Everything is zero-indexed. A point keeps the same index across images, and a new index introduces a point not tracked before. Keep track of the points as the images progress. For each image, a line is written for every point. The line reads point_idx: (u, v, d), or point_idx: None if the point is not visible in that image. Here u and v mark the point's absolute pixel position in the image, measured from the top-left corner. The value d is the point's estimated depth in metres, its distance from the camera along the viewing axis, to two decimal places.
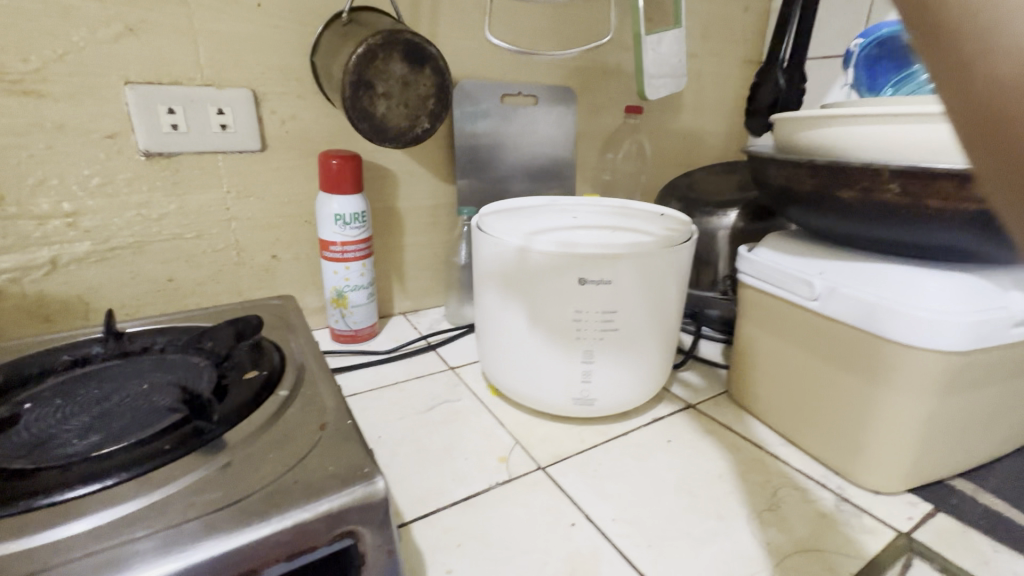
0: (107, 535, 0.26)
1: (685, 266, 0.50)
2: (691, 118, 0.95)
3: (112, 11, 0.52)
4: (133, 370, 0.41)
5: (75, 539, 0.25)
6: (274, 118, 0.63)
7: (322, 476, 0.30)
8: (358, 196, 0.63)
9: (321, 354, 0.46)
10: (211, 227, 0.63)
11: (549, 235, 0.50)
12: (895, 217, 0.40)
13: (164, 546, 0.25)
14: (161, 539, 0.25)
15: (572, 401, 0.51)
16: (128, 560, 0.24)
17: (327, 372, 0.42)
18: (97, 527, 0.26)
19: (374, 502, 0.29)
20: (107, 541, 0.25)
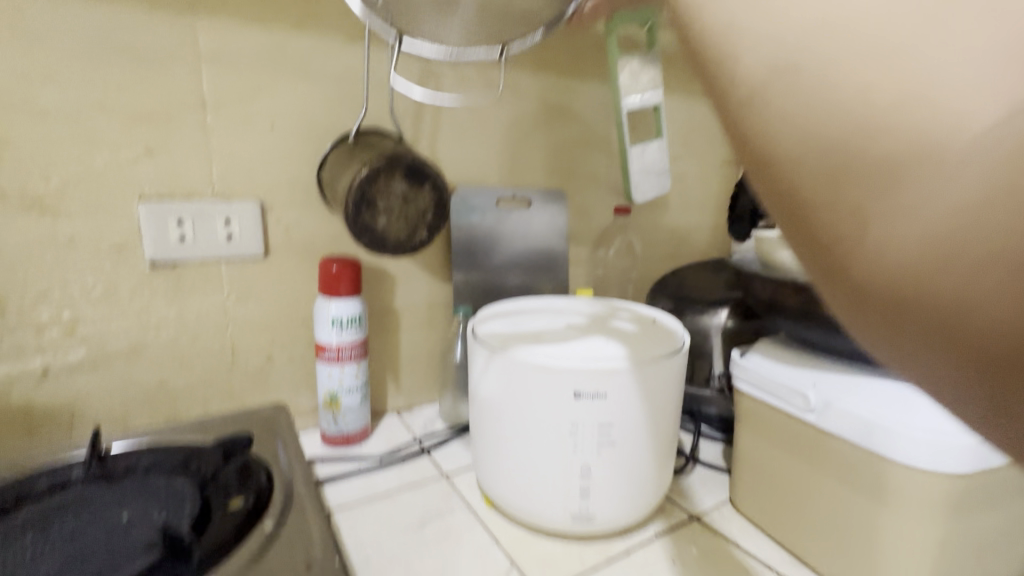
0: None
1: (681, 378, 0.50)
2: (678, 215, 1.00)
3: (135, 136, 0.56)
4: (112, 498, 0.39)
5: None
6: (279, 225, 0.66)
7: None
8: (355, 299, 0.65)
9: (311, 474, 0.45)
10: (208, 332, 0.63)
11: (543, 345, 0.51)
12: None
13: None
14: None
15: (570, 519, 0.49)
16: None
17: (315, 498, 0.41)
18: None
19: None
20: None
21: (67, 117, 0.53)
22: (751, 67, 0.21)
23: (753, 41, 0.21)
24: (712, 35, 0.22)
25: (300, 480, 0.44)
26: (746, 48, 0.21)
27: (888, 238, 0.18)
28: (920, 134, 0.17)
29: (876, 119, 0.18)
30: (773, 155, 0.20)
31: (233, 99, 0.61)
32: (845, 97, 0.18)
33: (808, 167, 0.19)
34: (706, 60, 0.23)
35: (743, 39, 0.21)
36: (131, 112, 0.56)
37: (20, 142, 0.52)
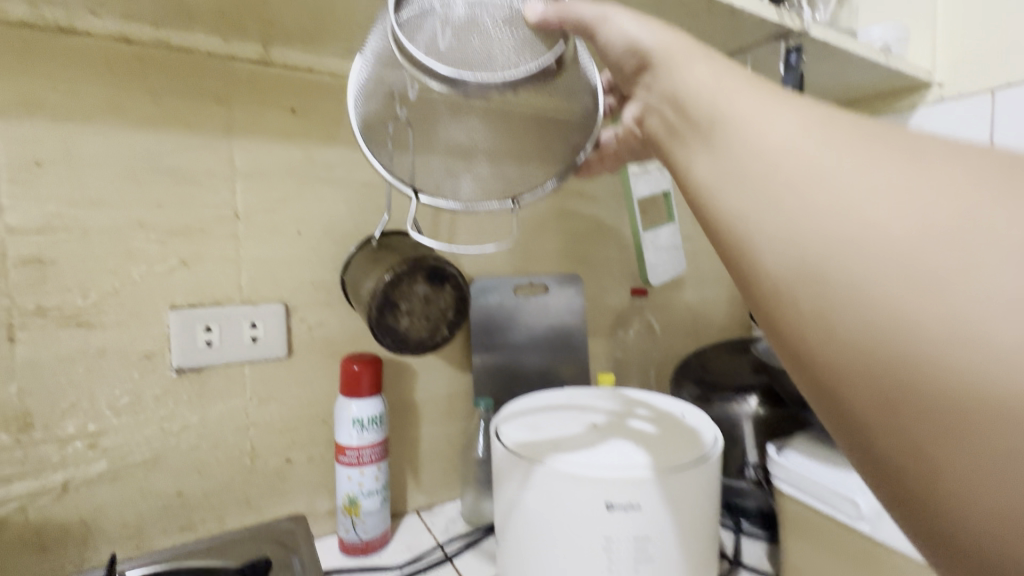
0: None
1: (716, 481, 0.48)
2: (695, 293, 1.00)
3: (170, 248, 0.59)
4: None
5: None
6: (302, 325, 0.67)
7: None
8: (376, 397, 0.64)
9: None
10: (228, 436, 0.63)
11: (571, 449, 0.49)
12: None
13: None
14: None
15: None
16: None
17: None
18: None
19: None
20: None
21: (108, 235, 0.56)
22: (786, 282, 0.23)
23: (775, 248, 0.24)
24: (739, 236, 0.25)
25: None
26: (770, 251, 0.24)
27: (944, 472, 0.20)
28: (962, 383, 0.19)
29: (920, 360, 0.20)
30: (820, 368, 0.23)
31: (263, 209, 0.64)
32: (878, 325, 0.21)
33: (857, 390, 0.22)
34: (726, 244, 0.26)
35: (764, 242, 0.24)
36: (168, 227, 0.59)
37: (63, 262, 0.54)
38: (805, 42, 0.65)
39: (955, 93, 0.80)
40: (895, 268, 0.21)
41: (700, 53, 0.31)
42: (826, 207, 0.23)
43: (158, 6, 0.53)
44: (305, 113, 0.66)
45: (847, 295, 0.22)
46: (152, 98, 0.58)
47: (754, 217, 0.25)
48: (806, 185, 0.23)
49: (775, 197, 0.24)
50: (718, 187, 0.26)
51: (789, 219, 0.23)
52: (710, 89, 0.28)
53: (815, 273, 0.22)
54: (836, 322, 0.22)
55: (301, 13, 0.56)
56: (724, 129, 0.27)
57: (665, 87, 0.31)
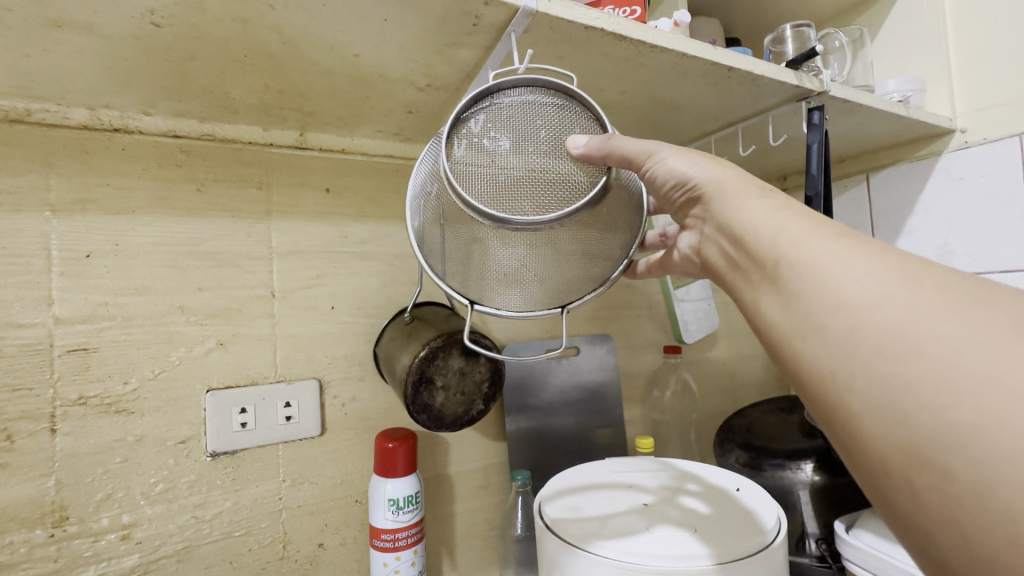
0: None
1: (783, 567, 0.45)
2: (728, 347, 0.98)
3: (209, 330, 0.60)
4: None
5: None
6: (335, 401, 0.66)
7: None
8: (411, 476, 0.62)
9: None
10: (261, 521, 0.61)
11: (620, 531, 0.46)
12: None
13: None
14: None
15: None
16: None
17: None
18: None
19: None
20: None
21: (149, 321, 0.57)
22: (888, 441, 0.26)
23: (874, 412, 0.26)
24: (833, 385, 0.28)
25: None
26: (866, 411, 0.27)
27: None
28: None
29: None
30: (940, 525, 0.25)
31: (298, 286, 0.65)
32: (987, 500, 0.23)
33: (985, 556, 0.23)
34: (818, 391, 0.29)
35: (861, 401, 0.27)
36: (207, 310, 0.60)
37: (106, 350, 0.55)
38: (824, 101, 0.66)
39: (980, 138, 0.80)
40: (1000, 447, 0.22)
41: (755, 193, 0.37)
42: (923, 378, 0.25)
43: (205, 105, 0.56)
44: (338, 192, 0.69)
45: (952, 465, 0.24)
46: (196, 187, 0.60)
47: (849, 373, 0.27)
48: (897, 352, 0.26)
49: (867, 359, 0.27)
50: (802, 332, 0.30)
51: (883, 383, 0.26)
52: (770, 231, 0.33)
53: (919, 442, 0.25)
54: (945, 490, 0.24)
55: (338, 103, 0.59)
56: (798, 274, 0.31)
57: (720, 222, 0.38)
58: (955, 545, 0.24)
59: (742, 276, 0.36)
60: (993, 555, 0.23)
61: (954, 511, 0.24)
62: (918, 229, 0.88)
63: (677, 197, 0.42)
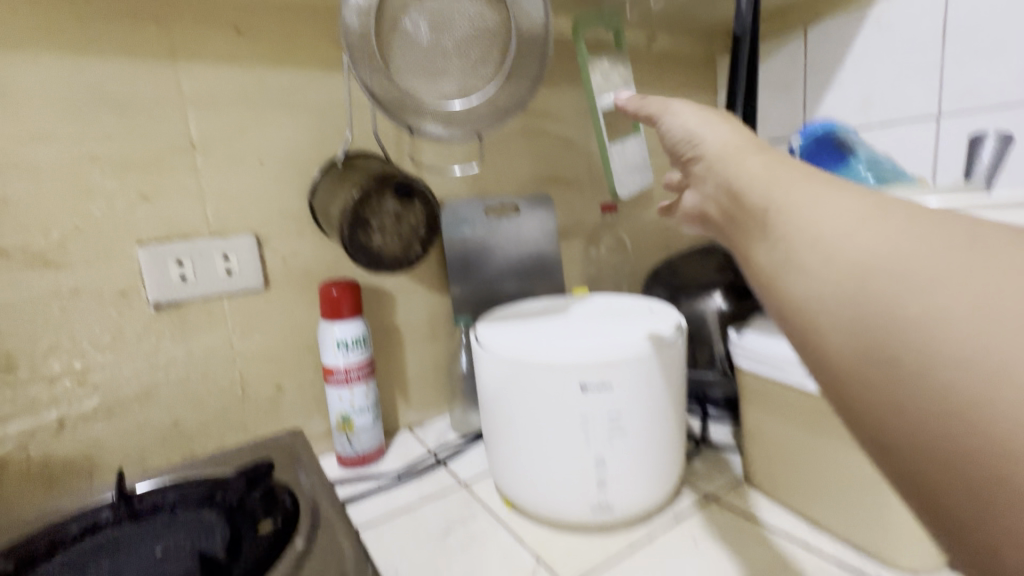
0: None
1: (680, 360, 0.52)
2: (663, 207, 1.03)
3: (128, 183, 0.58)
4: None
5: None
6: (276, 256, 0.67)
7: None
8: (357, 319, 0.67)
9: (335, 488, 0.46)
10: (217, 367, 0.64)
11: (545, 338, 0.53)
12: None
13: None
14: None
15: (590, 511, 0.50)
16: None
17: (342, 512, 0.41)
18: None
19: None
20: None
21: (60, 171, 0.54)
22: (850, 355, 0.25)
23: (839, 328, 0.25)
24: (804, 313, 0.27)
25: (324, 503, 0.43)
26: (834, 327, 0.25)
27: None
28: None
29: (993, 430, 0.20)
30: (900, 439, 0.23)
31: (220, 138, 0.62)
32: (939, 397, 0.21)
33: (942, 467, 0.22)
34: (794, 323, 0.28)
35: (827, 317, 0.26)
36: (123, 161, 0.57)
37: (17, 202, 0.53)
38: None
39: None
40: (951, 343, 0.21)
41: (753, 152, 0.36)
42: (880, 290, 0.24)
43: None
44: (251, 33, 0.63)
45: (908, 368, 0.22)
46: (83, 22, 0.54)
47: (815, 294, 0.26)
48: (865, 268, 0.24)
49: (837, 280, 0.25)
50: (785, 268, 0.28)
51: (843, 299, 0.25)
52: (763, 180, 0.33)
53: (877, 351, 0.23)
54: (902, 393, 0.23)
55: None
56: (786, 220, 0.29)
57: (720, 174, 0.37)
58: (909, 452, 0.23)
59: (736, 230, 0.35)
60: (944, 454, 0.21)
61: (909, 423, 0.22)
62: (845, 83, 0.91)
63: (683, 152, 0.43)
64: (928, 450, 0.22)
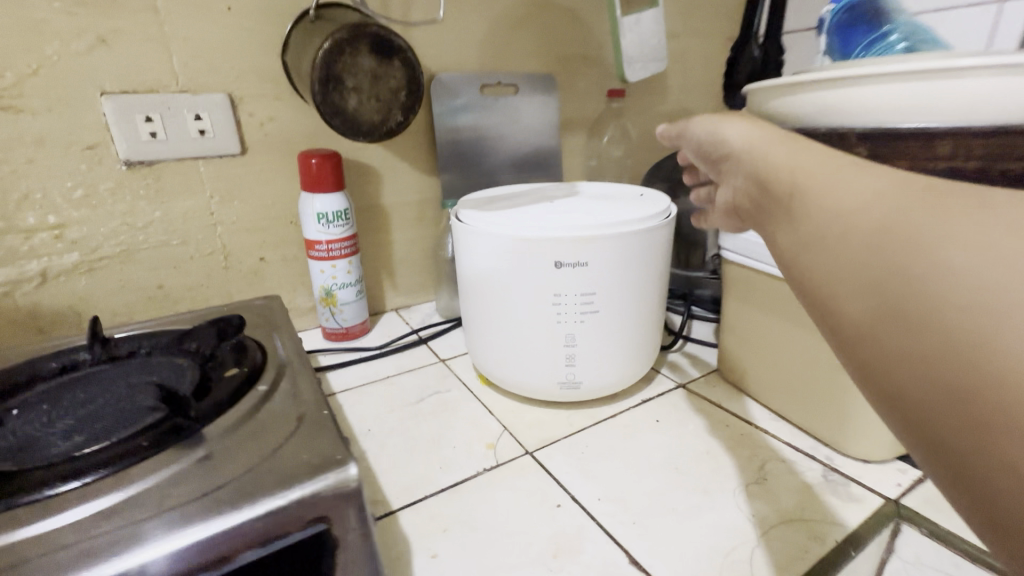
0: (106, 520, 0.27)
1: (663, 244, 0.50)
2: (676, 98, 0.95)
3: (83, 22, 0.53)
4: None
5: (73, 526, 0.27)
6: (252, 120, 0.63)
7: (294, 469, 0.30)
8: (340, 193, 0.65)
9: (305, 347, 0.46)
10: (197, 232, 0.64)
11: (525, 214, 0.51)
12: None
13: (170, 524, 0.26)
14: (168, 520, 0.26)
15: (557, 385, 0.51)
16: (141, 538, 0.25)
17: (308, 367, 0.42)
18: (95, 512, 0.28)
19: (364, 501, 0.30)
20: (107, 526, 0.26)
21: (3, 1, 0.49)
22: (866, 320, 0.20)
23: (856, 294, 0.20)
24: (820, 286, 0.22)
25: (292, 358, 0.44)
26: (848, 294, 0.21)
27: None
28: None
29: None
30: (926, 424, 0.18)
31: None
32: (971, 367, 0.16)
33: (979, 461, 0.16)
34: (810, 297, 0.23)
35: (844, 286, 0.21)
36: None
37: None
38: None
39: None
40: (986, 303, 0.16)
41: (789, 139, 0.30)
42: (904, 248, 0.19)
43: None
44: None
45: (927, 337, 0.18)
46: None
47: (833, 260, 0.22)
48: (893, 232, 0.20)
49: (850, 244, 0.21)
50: (805, 242, 0.23)
51: (862, 261, 0.20)
52: (794, 167, 0.27)
53: (898, 315, 0.19)
54: (921, 367, 0.18)
55: None
56: (806, 197, 0.24)
57: (752, 163, 0.30)
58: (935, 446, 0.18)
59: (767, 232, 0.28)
60: (979, 446, 0.16)
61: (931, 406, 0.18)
62: None
63: (713, 154, 0.38)
64: (960, 442, 0.17)
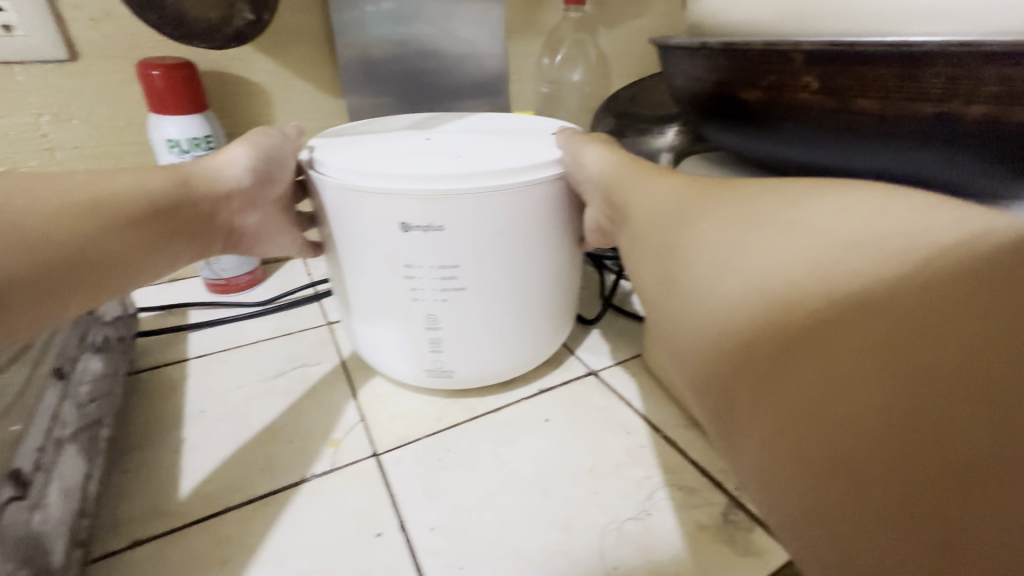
0: None
1: (558, 204, 0.38)
2: (658, 8, 0.77)
3: None
4: None
5: None
6: (80, 16, 0.50)
7: None
8: (198, 115, 0.52)
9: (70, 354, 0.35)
10: (28, 158, 0.52)
11: (384, 147, 0.38)
12: (820, 126, 0.27)
13: None
14: None
15: (423, 374, 0.42)
16: None
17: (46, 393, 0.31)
18: None
19: None
20: None
21: None
22: (656, 265, 0.25)
23: (654, 252, 0.26)
24: (636, 259, 0.27)
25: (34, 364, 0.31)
26: (648, 257, 0.26)
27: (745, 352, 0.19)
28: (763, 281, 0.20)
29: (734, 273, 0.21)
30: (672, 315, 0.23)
31: None
32: (703, 264, 0.22)
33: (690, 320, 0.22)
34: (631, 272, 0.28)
35: (648, 254, 0.26)
36: None
37: None
38: None
39: None
40: (719, 233, 0.22)
41: (646, 174, 0.31)
42: (683, 217, 0.25)
43: None
44: None
45: (687, 270, 0.23)
46: None
47: (646, 233, 0.27)
48: (680, 211, 0.25)
49: (654, 229, 0.27)
50: (634, 233, 0.28)
51: (661, 233, 0.26)
52: (645, 196, 0.29)
53: (672, 252, 0.24)
54: (677, 273, 0.23)
55: None
56: (638, 204, 0.29)
57: (621, 202, 0.31)
58: (687, 347, 0.21)
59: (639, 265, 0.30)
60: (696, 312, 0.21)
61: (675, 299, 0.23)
62: None
63: (576, 179, 0.37)
64: (696, 316, 0.21)
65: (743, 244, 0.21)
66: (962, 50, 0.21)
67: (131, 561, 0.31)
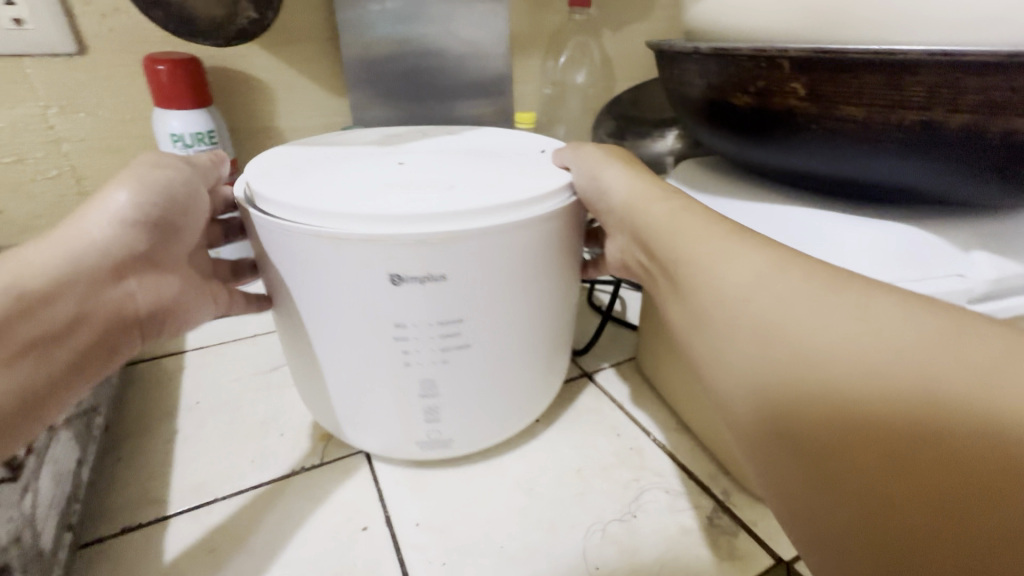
0: None
1: (567, 242, 0.34)
2: (662, 11, 0.77)
3: None
4: None
5: None
6: (88, 10, 0.51)
7: None
8: (201, 110, 0.53)
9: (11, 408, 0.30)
10: (35, 150, 0.53)
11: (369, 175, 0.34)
12: (831, 141, 0.26)
13: None
14: None
15: (414, 447, 0.36)
16: None
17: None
18: None
19: None
20: None
21: None
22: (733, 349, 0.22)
23: (722, 328, 0.23)
24: (684, 321, 0.26)
25: None
26: (716, 334, 0.23)
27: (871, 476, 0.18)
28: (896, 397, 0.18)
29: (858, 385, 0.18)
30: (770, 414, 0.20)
31: None
32: (811, 365, 0.19)
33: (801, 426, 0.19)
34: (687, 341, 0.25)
35: (709, 329, 0.24)
36: None
37: None
38: None
39: None
40: (824, 329, 0.20)
41: (661, 197, 0.31)
42: (765, 297, 0.22)
43: None
44: None
45: (791, 372, 0.20)
46: None
47: (708, 302, 0.24)
48: (755, 286, 0.22)
49: (721, 301, 0.23)
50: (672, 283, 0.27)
51: (733, 308, 0.23)
52: (660, 224, 0.29)
53: (757, 336, 0.21)
54: (772, 364, 0.21)
55: None
56: (693, 275, 0.25)
57: (634, 220, 0.31)
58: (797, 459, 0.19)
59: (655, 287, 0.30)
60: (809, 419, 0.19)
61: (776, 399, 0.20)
62: None
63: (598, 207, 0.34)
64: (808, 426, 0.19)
65: (861, 348, 0.19)
66: (943, 59, 0.22)
67: (121, 547, 0.32)
